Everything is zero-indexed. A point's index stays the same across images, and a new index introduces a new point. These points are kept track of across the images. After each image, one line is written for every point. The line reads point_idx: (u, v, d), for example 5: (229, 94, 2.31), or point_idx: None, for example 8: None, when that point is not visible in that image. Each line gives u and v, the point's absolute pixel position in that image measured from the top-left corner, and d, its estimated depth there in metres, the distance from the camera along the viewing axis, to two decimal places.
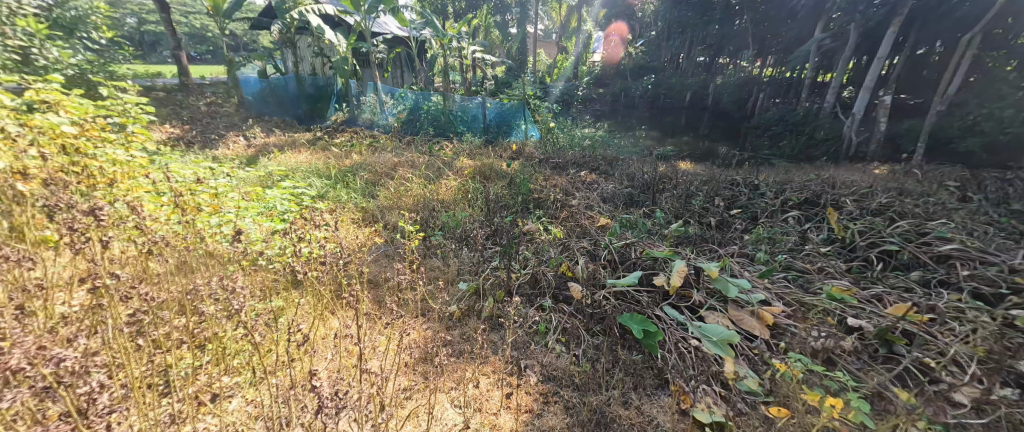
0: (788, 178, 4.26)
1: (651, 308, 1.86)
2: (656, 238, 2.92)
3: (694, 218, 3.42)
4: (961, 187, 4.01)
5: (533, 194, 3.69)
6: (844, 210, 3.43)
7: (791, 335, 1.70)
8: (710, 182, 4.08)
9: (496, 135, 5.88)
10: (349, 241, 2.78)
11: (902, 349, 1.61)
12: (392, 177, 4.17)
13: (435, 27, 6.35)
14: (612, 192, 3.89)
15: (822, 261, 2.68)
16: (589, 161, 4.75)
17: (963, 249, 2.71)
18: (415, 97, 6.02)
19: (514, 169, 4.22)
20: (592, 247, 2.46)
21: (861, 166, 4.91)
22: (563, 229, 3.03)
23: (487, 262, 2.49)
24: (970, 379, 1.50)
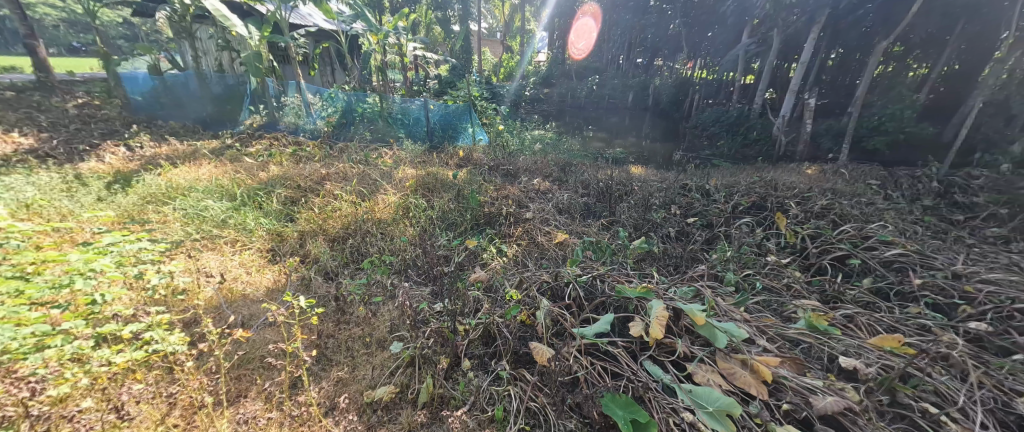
0: (734, 181, 3.80)
1: (633, 369, 1.53)
2: (619, 257, 2.57)
3: (654, 231, 3.09)
4: (882, 185, 3.56)
5: (483, 207, 3.17)
6: (790, 213, 2.97)
7: (791, 391, 1.43)
8: (665, 189, 3.67)
9: (441, 138, 5.27)
10: (249, 299, 2.07)
11: (907, 398, 1.41)
12: (317, 193, 3.44)
13: (367, 20, 5.47)
14: (569, 202, 3.48)
15: (786, 276, 2.34)
16: (543, 167, 4.36)
17: (906, 253, 2.33)
18: (346, 97, 5.20)
19: (463, 179, 3.66)
20: (554, 279, 2.03)
21: (794, 166, 4.75)
22: (517, 251, 2.58)
23: (431, 308, 2.00)
24: (977, 428, 1.32)
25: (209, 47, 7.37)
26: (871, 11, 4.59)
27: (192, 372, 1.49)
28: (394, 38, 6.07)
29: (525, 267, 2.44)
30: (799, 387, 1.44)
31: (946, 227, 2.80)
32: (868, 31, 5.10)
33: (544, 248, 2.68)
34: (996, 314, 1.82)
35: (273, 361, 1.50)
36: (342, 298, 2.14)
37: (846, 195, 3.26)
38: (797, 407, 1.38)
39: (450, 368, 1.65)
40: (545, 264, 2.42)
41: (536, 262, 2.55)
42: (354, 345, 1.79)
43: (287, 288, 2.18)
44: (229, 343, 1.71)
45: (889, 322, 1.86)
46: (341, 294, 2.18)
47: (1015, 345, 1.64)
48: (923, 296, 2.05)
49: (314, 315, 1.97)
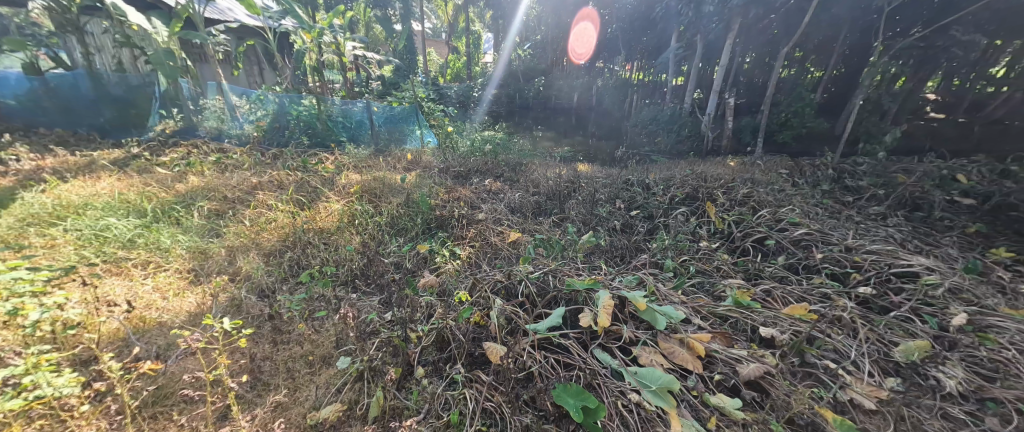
0: (670, 174, 4.09)
1: (583, 358, 1.59)
2: (570, 253, 2.64)
3: (602, 224, 3.22)
4: (790, 173, 4.03)
5: (435, 210, 3.07)
6: (718, 202, 3.25)
7: (722, 363, 1.57)
8: (610, 184, 3.85)
9: (387, 142, 5.03)
10: (166, 327, 1.84)
11: (813, 358, 1.61)
12: (247, 205, 3.15)
13: (298, 17, 5.07)
14: (521, 201, 3.51)
15: (716, 259, 2.57)
16: (493, 167, 4.36)
17: (810, 233, 2.66)
18: (278, 99, 4.70)
19: (412, 182, 3.54)
20: (508, 279, 2.05)
21: (720, 159, 5.23)
22: (470, 253, 2.54)
23: (381, 318, 1.92)
24: (867, 376, 1.55)
25: (104, 43, 6.44)
26: (775, 20, 5.16)
27: (88, 416, 1.35)
28: (331, 36, 5.55)
29: (479, 267, 2.42)
30: (728, 359, 1.59)
31: (840, 207, 3.24)
32: (774, 37, 5.67)
33: (498, 248, 2.66)
34: (878, 278, 2.14)
35: (189, 392, 1.40)
36: (279, 316, 1.98)
37: (763, 184, 3.65)
38: (726, 376, 1.52)
39: (403, 377, 1.60)
40: (499, 264, 2.42)
41: (491, 262, 2.53)
42: (295, 366, 1.67)
43: (214, 309, 1.98)
44: (136, 378, 1.53)
45: (798, 293, 2.11)
46: (279, 314, 2.01)
47: (892, 304, 1.95)
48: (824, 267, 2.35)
49: (243, 337, 1.80)
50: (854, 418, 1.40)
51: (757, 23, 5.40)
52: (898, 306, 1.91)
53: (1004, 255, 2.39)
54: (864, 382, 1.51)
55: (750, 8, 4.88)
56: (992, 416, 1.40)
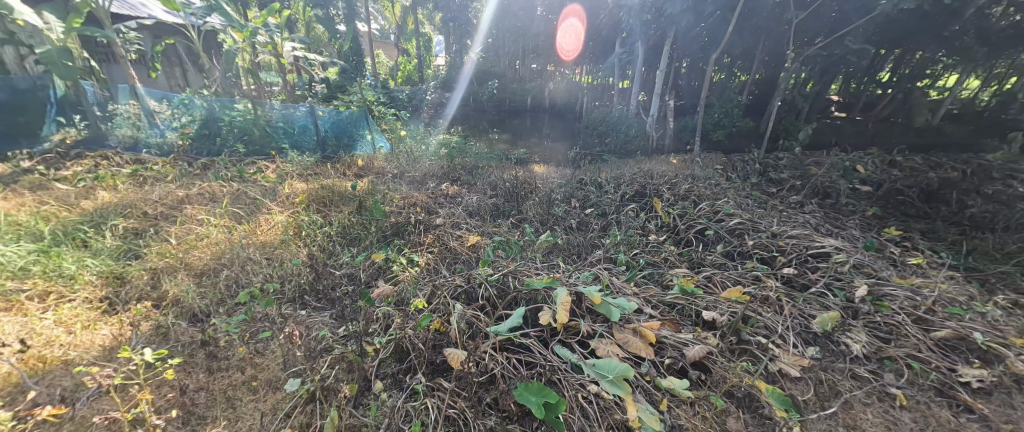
0: (620, 173, 4.28)
1: (544, 356, 1.62)
2: (528, 253, 2.68)
3: (558, 223, 3.29)
4: (725, 169, 4.40)
5: (389, 217, 2.95)
6: (664, 198, 3.46)
7: (670, 347, 1.68)
8: (565, 185, 3.95)
9: (335, 148, 4.74)
10: (73, 366, 1.62)
11: (747, 335, 1.78)
12: (173, 221, 2.84)
13: (227, 15, 4.57)
14: (478, 204, 3.48)
15: (664, 250, 2.73)
16: (449, 171, 4.29)
17: (743, 222, 2.92)
18: (206, 103, 4.27)
19: (364, 189, 3.38)
20: (467, 283, 2.04)
21: (664, 157, 5.57)
22: (429, 259, 2.47)
23: (333, 333, 1.83)
24: (791, 347, 1.74)
25: None
26: (704, 29, 5.58)
27: None
28: (265, 35, 5.09)
29: (439, 273, 2.37)
30: (676, 343, 1.70)
31: (767, 197, 3.59)
32: (706, 44, 6.11)
33: (457, 251, 2.61)
34: (799, 259, 2.40)
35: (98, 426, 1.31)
36: (214, 342, 1.81)
37: (702, 179, 3.94)
38: (674, 360, 1.63)
39: (360, 393, 1.54)
40: (458, 268, 2.39)
41: (450, 267, 2.48)
42: (237, 394, 1.54)
43: (133, 341, 1.77)
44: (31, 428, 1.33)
45: (735, 278, 2.30)
46: (214, 339, 1.83)
47: (810, 281, 2.20)
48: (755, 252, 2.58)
49: (169, 368, 1.64)
50: (782, 385, 1.57)
51: (689, 32, 5.81)
52: (815, 283, 2.16)
53: (894, 234, 2.79)
54: (789, 353, 1.68)
55: (683, 17, 5.22)
56: (888, 372, 1.63)
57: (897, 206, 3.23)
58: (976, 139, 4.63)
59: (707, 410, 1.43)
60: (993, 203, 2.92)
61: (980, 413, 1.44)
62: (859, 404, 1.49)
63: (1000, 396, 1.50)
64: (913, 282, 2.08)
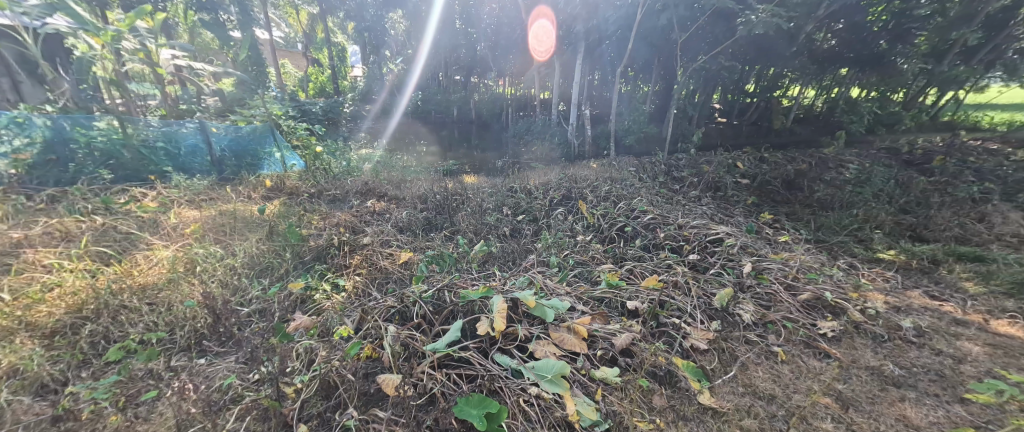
0: (548, 179, 4.45)
1: (485, 366, 1.61)
2: (462, 265, 2.64)
3: (492, 231, 3.30)
4: (638, 169, 4.83)
5: (308, 240, 2.68)
6: (588, 200, 3.69)
7: (601, 339, 1.79)
8: (496, 193, 3.98)
9: (234, 169, 4.20)
10: None
11: (664, 319, 1.97)
12: (5, 271, 2.24)
13: (82, 18, 3.74)
14: (408, 219, 3.35)
15: (591, 248, 2.89)
16: (375, 187, 4.05)
17: (655, 217, 3.22)
18: (50, 121, 3.23)
19: (274, 213, 3.03)
20: (400, 303, 1.95)
21: (585, 162, 5.96)
22: (356, 282, 2.29)
23: (242, 380, 1.61)
24: (699, 324, 1.96)
25: None
26: (609, 44, 6.08)
27: None
28: (133, 40, 4.24)
29: (369, 296, 2.21)
30: (606, 334, 1.81)
31: (674, 194, 4.01)
32: (611, 59, 6.67)
33: (387, 270, 2.46)
34: (700, 246, 2.73)
35: None
36: (72, 415, 1.46)
37: (620, 181, 4.27)
38: (603, 351, 1.74)
39: None
40: (390, 288, 2.26)
41: (381, 288, 2.33)
42: None
43: None
44: None
45: (652, 268, 2.52)
46: (73, 412, 1.48)
47: (710, 263, 2.51)
48: (668, 242, 2.86)
49: None
50: (694, 359, 1.77)
51: (598, 48, 6.28)
52: (714, 265, 2.48)
53: (768, 217, 3.33)
54: (698, 329, 1.90)
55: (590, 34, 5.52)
56: (771, 334, 1.93)
57: (770, 194, 3.88)
58: (816, 137, 6.24)
59: (637, 394, 1.54)
60: (833, 189, 3.66)
61: (834, 357, 1.77)
62: (752, 364, 1.74)
63: (846, 339, 1.88)
64: (783, 256, 2.51)
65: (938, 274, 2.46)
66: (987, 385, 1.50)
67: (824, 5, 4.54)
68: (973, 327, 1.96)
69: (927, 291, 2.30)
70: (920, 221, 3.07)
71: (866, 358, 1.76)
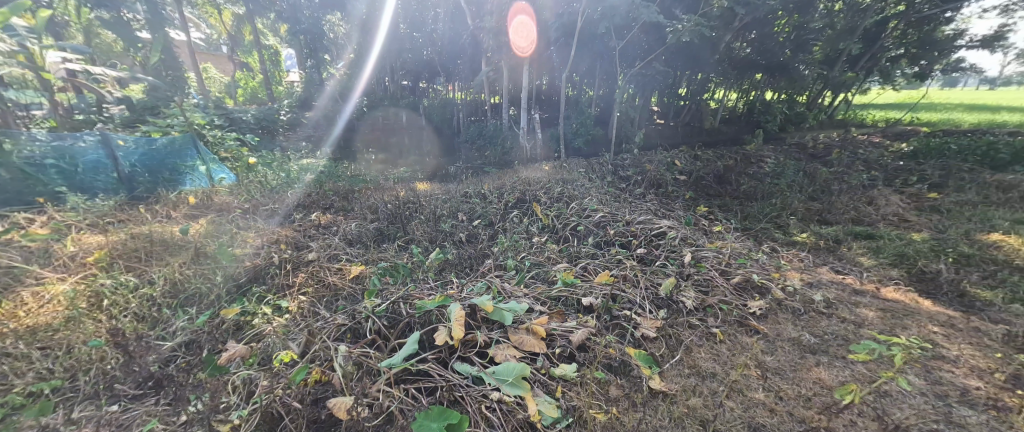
0: (502, 183, 4.46)
1: (444, 375, 1.58)
2: (417, 275, 2.56)
3: (447, 238, 3.24)
4: (588, 169, 5.01)
5: (243, 260, 2.44)
6: (543, 202, 3.75)
7: (559, 337, 1.83)
8: (449, 199, 3.92)
9: (149, 186, 3.62)
10: None
11: (617, 312, 2.06)
12: None
13: None
14: (357, 231, 3.20)
15: (547, 249, 2.94)
16: (320, 199, 3.82)
17: (605, 215, 3.36)
18: None
19: (201, 233, 2.73)
20: (352, 320, 1.86)
21: (537, 165, 6.06)
22: (301, 301, 2.13)
23: (167, 423, 1.44)
24: (648, 314, 2.08)
25: None
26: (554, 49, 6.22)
27: None
28: (9, 40, 3.54)
29: (316, 316, 2.06)
30: (563, 331, 1.86)
31: (622, 192, 4.21)
32: (557, 64, 6.90)
33: (336, 287, 2.32)
34: (646, 240, 2.90)
35: None
36: None
37: (571, 182, 4.40)
38: (561, 348, 1.78)
39: None
40: (339, 306, 2.14)
41: (329, 307, 2.18)
42: None
43: None
44: None
45: (604, 265, 2.63)
46: None
47: (656, 256, 2.67)
48: (617, 238, 3.00)
49: None
50: (645, 347, 1.86)
51: (544, 53, 6.39)
52: (659, 257, 2.64)
53: (704, 210, 3.61)
54: (648, 318, 2.02)
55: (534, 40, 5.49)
56: (711, 316, 2.09)
57: (705, 189, 4.21)
58: (739, 135, 7.00)
59: (594, 386, 1.58)
60: (757, 182, 4.06)
61: (762, 332, 1.96)
62: (695, 346, 1.87)
63: (771, 316, 2.09)
64: (717, 245, 2.74)
65: (841, 251, 2.83)
66: (864, 346, 1.77)
67: (740, 17, 5.05)
68: (868, 295, 2.27)
69: (833, 267, 2.62)
70: (825, 206, 3.52)
71: (788, 330, 1.97)
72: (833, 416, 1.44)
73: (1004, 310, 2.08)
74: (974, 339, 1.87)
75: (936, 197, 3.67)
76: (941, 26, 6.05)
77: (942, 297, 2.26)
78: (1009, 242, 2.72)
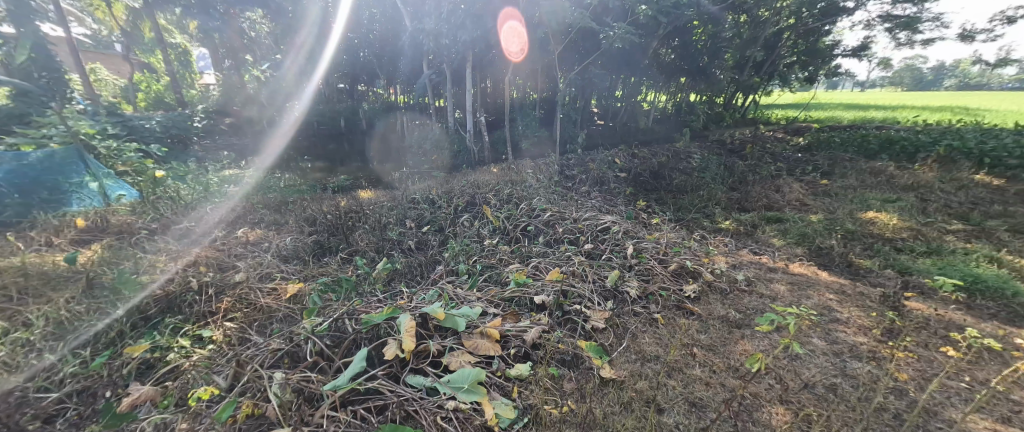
0: (450, 187, 4.38)
1: (397, 390, 1.51)
2: (362, 288, 2.41)
3: (394, 247, 3.10)
4: (536, 170, 5.08)
5: (151, 287, 2.11)
6: (492, 205, 3.74)
7: (514, 338, 1.84)
8: (396, 206, 3.75)
9: (18, 209, 2.86)
10: None
11: (568, 307, 2.12)
12: None
13: None
14: (293, 246, 2.95)
15: (498, 251, 2.94)
16: (248, 214, 3.48)
17: (553, 214, 3.44)
18: None
19: (98, 260, 2.33)
20: (290, 343, 1.72)
21: (486, 168, 6.04)
22: (228, 329, 1.91)
23: None
24: (597, 306, 2.16)
25: None
26: (497, 52, 6.24)
27: None
28: None
29: (246, 343, 1.86)
30: (517, 331, 1.87)
31: (568, 191, 4.32)
32: (499, 66, 6.91)
33: (269, 309, 2.12)
34: (592, 236, 3.02)
35: None
36: None
37: (519, 183, 4.44)
38: (515, 348, 1.79)
39: None
40: (275, 329, 1.95)
41: (261, 332, 1.99)
42: None
43: None
44: None
45: (554, 263, 2.68)
46: None
47: (602, 251, 2.78)
48: (565, 236, 3.09)
49: None
50: (595, 338, 1.94)
51: (487, 56, 6.36)
52: (605, 251, 2.75)
53: (643, 204, 3.84)
54: (597, 310, 2.10)
55: (475, 43, 5.38)
56: (653, 303, 2.22)
57: (643, 184, 4.48)
58: (670, 134, 7.61)
59: (548, 382, 1.61)
60: (688, 177, 4.40)
61: (696, 313, 2.13)
62: (640, 332, 1.98)
63: (704, 297, 2.28)
64: (656, 237, 2.92)
65: (757, 234, 3.17)
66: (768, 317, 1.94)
67: (664, 24, 5.48)
68: (780, 271, 2.56)
69: (752, 249, 2.92)
70: (743, 196, 3.92)
71: (718, 309, 2.16)
72: (753, 378, 1.60)
73: (880, 275, 2.47)
74: (861, 302, 2.18)
75: (828, 183, 4.26)
76: (822, 38, 7.08)
77: (835, 267, 2.62)
78: (881, 218, 3.24)
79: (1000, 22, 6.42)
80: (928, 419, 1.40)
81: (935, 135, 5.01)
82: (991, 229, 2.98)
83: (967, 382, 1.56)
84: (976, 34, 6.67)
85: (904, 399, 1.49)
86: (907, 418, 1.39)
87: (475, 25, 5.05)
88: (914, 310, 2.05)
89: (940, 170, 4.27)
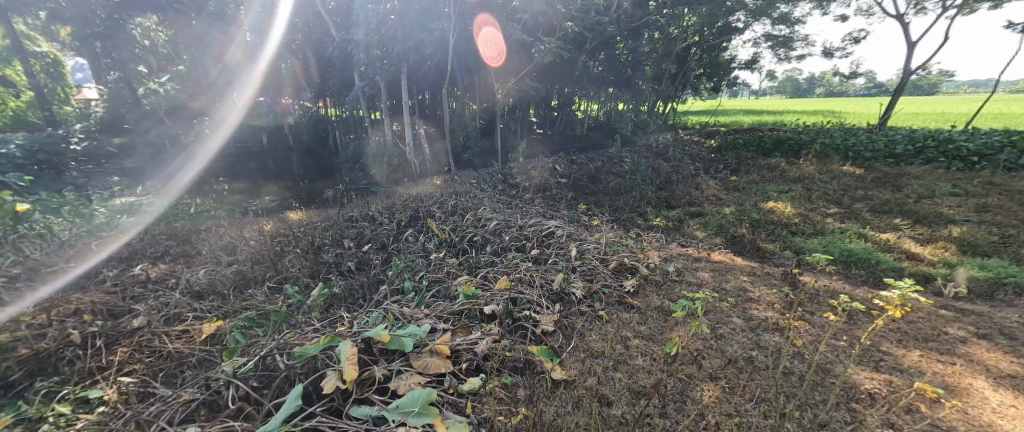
0: (391, 202, 4.20)
1: (340, 425, 1.39)
2: (295, 319, 2.20)
3: (332, 270, 2.88)
4: (479, 180, 5.07)
5: (12, 345, 1.71)
6: (437, 217, 3.65)
7: (465, 352, 1.80)
8: (331, 226, 3.50)
9: None
10: None
11: (518, 315, 2.13)
12: None
13: None
14: (210, 280, 2.61)
15: (445, 264, 2.86)
16: (148, 248, 3.02)
17: (499, 222, 3.45)
18: None
19: None
20: (207, 391, 1.52)
21: (428, 180, 5.88)
22: (125, 385, 1.62)
23: None
24: (546, 310, 2.20)
25: None
26: (432, 64, 6.18)
27: None
28: None
29: (150, 398, 1.60)
30: (468, 345, 1.84)
31: (513, 198, 4.36)
32: (435, 78, 6.83)
33: (180, 356, 1.84)
34: (537, 242, 3.08)
35: None
36: None
37: (464, 194, 4.38)
38: (466, 362, 1.75)
39: None
40: (188, 377, 1.71)
41: (171, 382, 1.73)
42: None
43: None
44: None
45: (503, 271, 2.68)
46: None
47: (548, 256, 2.86)
48: (512, 244, 3.10)
49: None
50: (546, 342, 1.97)
51: (421, 67, 6.22)
52: (551, 255, 2.83)
53: (584, 208, 4.02)
54: (546, 314, 2.14)
55: (409, 54, 5.23)
56: (597, 301, 2.33)
57: (584, 189, 4.71)
58: (602, 140, 8.11)
59: (501, 392, 1.59)
60: (622, 180, 4.69)
61: (636, 306, 2.27)
62: (587, 330, 2.05)
63: (641, 290, 2.44)
64: (596, 238, 3.07)
65: (683, 229, 3.47)
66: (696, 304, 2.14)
67: (589, 40, 5.90)
68: (703, 260, 2.84)
69: (680, 242, 3.20)
70: (670, 195, 4.29)
71: (655, 300, 2.33)
72: (685, 361, 1.74)
73: (781, 255, 2.85)
74: (769, 281, 2.48)
75: (736, 179, 4.83)
76: (721, 53, 8.10)
77: (747, 253, 2.97)
78: (779, 207, 3.75)
79: (850, 41, 7.83)
80: (822, 375, 1.63)
81: (812, 134, 5.94)
82: (857, 210, 3.59)
83: (846, 339, 1.85)
84: (834, 51, 8.08)
85: (803, 361, 1.72)
86: (806, 378, 1.60)
87: (407, 36, 5.01)
88: (807, 282, 2.40)
89: (818, 164, 5.07)
